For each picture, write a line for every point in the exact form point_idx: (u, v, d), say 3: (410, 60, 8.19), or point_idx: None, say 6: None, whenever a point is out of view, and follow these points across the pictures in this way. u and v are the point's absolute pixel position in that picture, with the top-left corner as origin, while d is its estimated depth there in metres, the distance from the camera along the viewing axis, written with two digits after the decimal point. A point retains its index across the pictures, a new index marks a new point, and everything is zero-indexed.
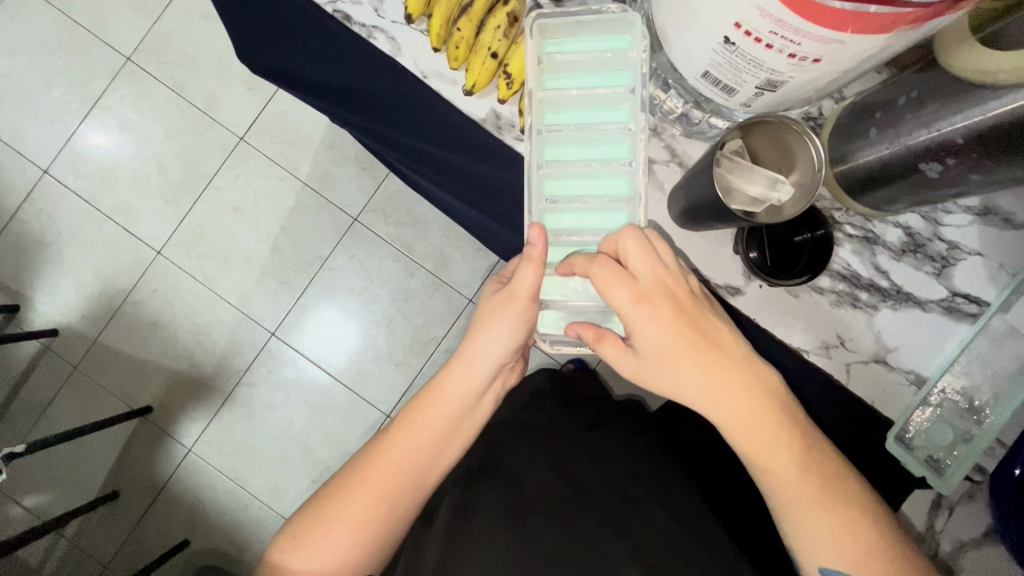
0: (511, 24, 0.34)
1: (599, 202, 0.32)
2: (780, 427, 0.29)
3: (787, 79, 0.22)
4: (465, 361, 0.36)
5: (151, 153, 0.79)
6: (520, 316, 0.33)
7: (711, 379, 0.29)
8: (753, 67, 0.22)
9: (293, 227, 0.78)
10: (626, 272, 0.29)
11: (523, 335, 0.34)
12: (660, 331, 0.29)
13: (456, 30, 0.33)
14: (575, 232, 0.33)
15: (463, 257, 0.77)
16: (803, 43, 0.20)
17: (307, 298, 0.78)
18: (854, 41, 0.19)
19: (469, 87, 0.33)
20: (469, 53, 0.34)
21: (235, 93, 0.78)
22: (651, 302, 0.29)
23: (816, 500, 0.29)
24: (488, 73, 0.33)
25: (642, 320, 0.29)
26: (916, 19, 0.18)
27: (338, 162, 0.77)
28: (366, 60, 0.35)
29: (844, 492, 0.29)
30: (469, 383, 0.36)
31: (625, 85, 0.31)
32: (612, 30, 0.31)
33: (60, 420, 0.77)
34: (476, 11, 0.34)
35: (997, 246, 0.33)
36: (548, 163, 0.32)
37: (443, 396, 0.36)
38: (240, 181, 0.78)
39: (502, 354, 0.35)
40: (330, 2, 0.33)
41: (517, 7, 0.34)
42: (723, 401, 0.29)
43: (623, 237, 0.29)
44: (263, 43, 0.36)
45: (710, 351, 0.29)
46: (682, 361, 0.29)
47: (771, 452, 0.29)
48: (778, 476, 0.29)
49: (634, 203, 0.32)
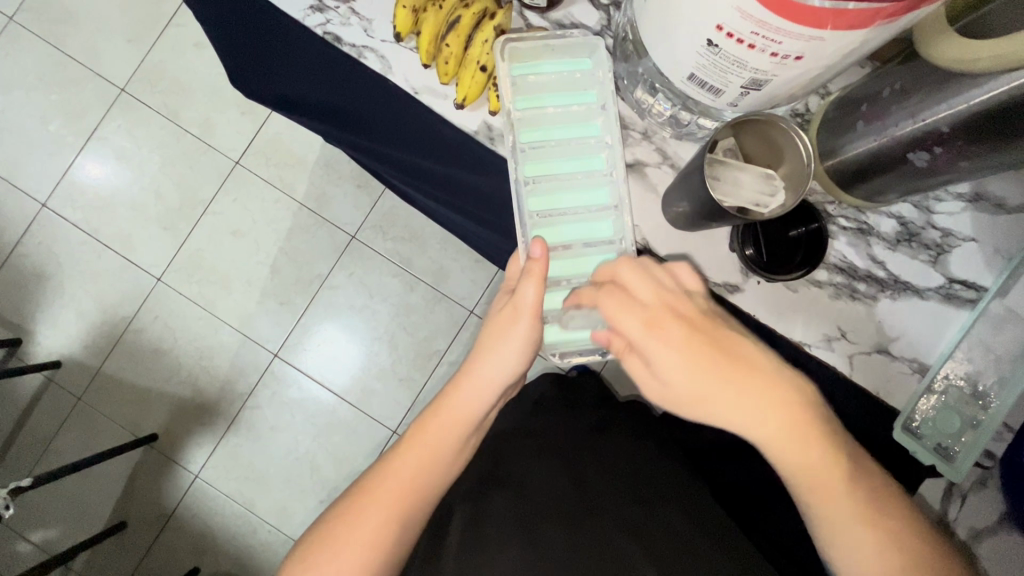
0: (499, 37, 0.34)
1: (584, 211, 0.34)
2: (821, 445, 0.27)
3: (771, 78, 0.23)
4: (467, 379, 0.36)
5: (148, 181, 0.79)
6: (525, 330, 0.33)
7: (744, 403, 0.27)
8: (737, 67, 0.22)
9: (292, 248, 0.78)
10: (621, 312, 0.28)
11: (533, 347, 0.34)
12: (678, 361, 0.27)
13: (445, 45, 0.33)
14: (571, 244, 0.34)
15: (462, 269, 0.77)
16: (784, 41, 0.20)
17: (308, 317, 0.78)
18: (833, 38, 0.19)
19: (460, 100, 0.34)
20: (458, 68, 0.34)
21: (229, 118, 0.79)
22: (662, 326, 0.28)
23: (861, 512, 0.28)
24: (479, 86, 0.34)
25: (658, 347, 0.27)
26: (891, 14, 0.18)
27: (334, 181, 0.78)
28: (359, 80, 0.35)
29: (885, 497, 0.28)
30: (475, 398, 0.36)
31: (595, 102, 0.34)
32: (572, 55, 0.34)
33: (64, 452, 0.77)
34: (463, 25, 0.33)
35: (990, 230, 0.33)
36: (536, 178, 0.33)
37: (453, 413, 0.36)
38: (237, 204, 0.79)
39: (514, 369, 0.35)
40: (319, 25, 0.34)
41: (502, 20, 0.34)
42: (752, 422, 0.27)
43: (616, 271, 0.29)
44: (256, 70, 0.36)
45: (738, 371, 0.27)
46: (708, 382, 0.27)
47: (817, 472, 0.27)
48: (824, 493, 0.28)
49: (617, 209, 0.34)
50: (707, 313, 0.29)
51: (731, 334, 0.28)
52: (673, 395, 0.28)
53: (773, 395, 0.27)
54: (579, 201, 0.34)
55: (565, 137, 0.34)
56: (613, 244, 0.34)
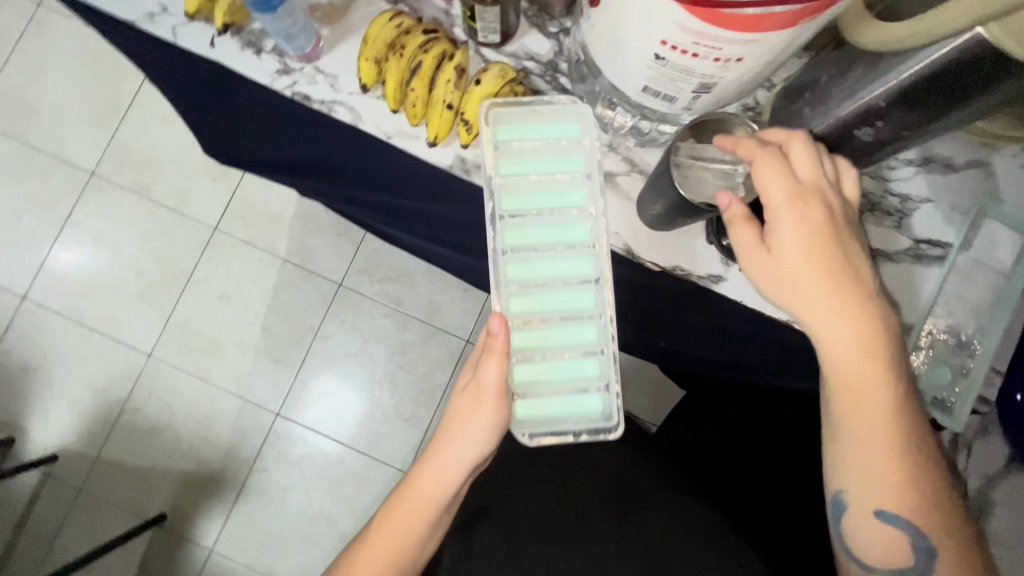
0: (460, 76, 0.35)
1: (566, 280, 0.34)
2: (889, 371, 0.28)
3: (717, 80, 0.25)
4: (433, 463, 0.34)
5: (128, 259, 0.79)
6: (488, 410, 0.32)
7: (843, 298, 0.28)
8: (685, 75, 0.24)
9: (281, 305, 0.78)
10: (770, 176, 0.28)
11: (497, 428, 0.33)
12: (795, 242, 0.28)
13: (411, 90, 0.35)
14: (547, 315, 0.34)
15: (453, 300, 0.78)
16: (723, 47, 0.22)
17: (306, 370, 0.78)
18: (765, 39, 0.21)
19: (432, 139, 0.36)
20: (426, 109, 0.36)
21: (203, 186, 0.80)
22: (800, 207, 0.28)
23: (892, 448, 0.28)
24: (447, 123, 0.35)
25: (788, 225, 0.28)
26: (813, 12, 0.20)
27: (314, 233, 0.79)
28: (327, 132, 0.37)
29: (917, 447, 0.29)
30: (441, 482, 0.34)
31: (581, 170, 0.34)
32: (563, 120, 0.34)
33: (70, 547, 0.75)
34: (425, 69, 0.35)
35: (943, 190, 0.35)
36: (513, 247, 0.34)
37: (419, 495, 0.34)
38: (221, 268, 0.79)
39: (479, 453, 0.33)
40: (288, 85, 0.36)
41: (461, 60, 0.36)
42: (845, 325, 0.28)
43: (789, 141, 0.29)
44: (227, 136, 0.38)
45: (846, 280, 0.28)
46: (815, 271, 0.28)
47: (870, 385, 0.28)
48: (867, 408, 0.28)
49: (598, 283, 0.34)
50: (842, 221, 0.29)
51: (855, 246, 0.29)
52: (774, 263, 0.28)
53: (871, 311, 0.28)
54: (558, 272, 0.34)
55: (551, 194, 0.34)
56: (594, 317, 0.35)
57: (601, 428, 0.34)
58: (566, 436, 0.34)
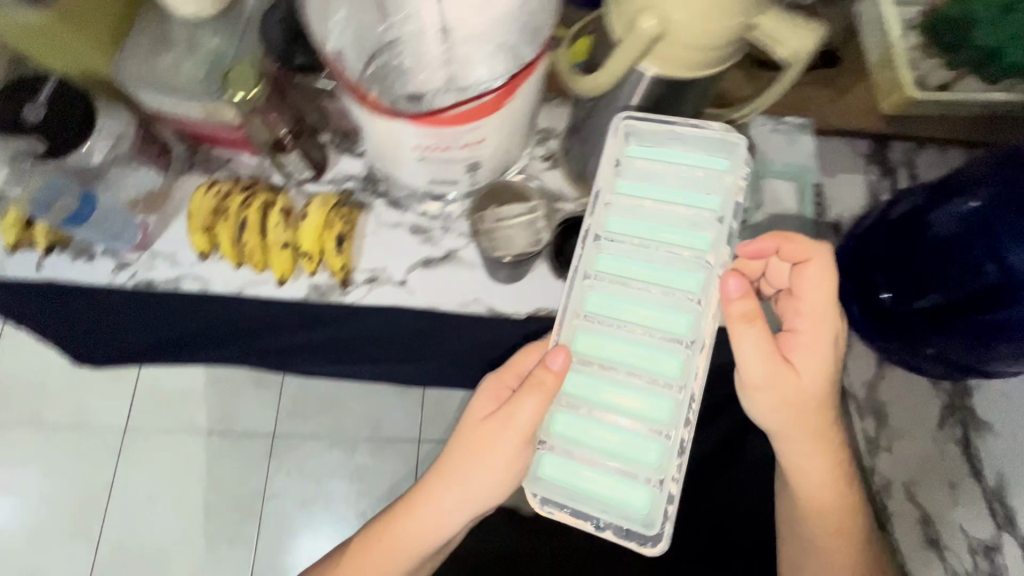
0: (284, 217, 0.44)
1: (648, 365, 0.35)
2: (836, 484, 0.41)
3: (475, 126, 0.37)
4: (425, 517, 0.40)
5: (36, 496, 0.73)
6: (493, 459, 0.36)
7: (809, 445, 0.39)
8: (457, 126, 0.36)
9: (217, 480, 0.74)
10: (746, 339, 0.34)
11: (499, 488, 0.37)
12: (775, 400, 0.37)
13: (243, 243, 0.44)
14: (630, 366, 0.35)
15: (391, 407, 0.76)
16: (468, 101, 0.35)
17: (264, 539, 0.73)
18: (484, 95, 0.35)
19: (280, 277, 0.45)
20: (264, 255, 0.45)
21: (100, 390, 0.76)
22: (754, 320, 0.34)
23: (833, 539, 0.42)
24: (287, 259, 0.44)
25: (748, 340, 0.34)
26: (500, 79, 0.35)
27: (230, 392, 0.76)
28: (186, 301, 0.45)
29: (851, 535, 0.42)
30: (435, 538, 0.40)
31: (714, 208, 0.36)
32: (709, 151, 0.36)
33: None
34: (251, 222, 0.44)
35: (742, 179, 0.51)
36: (596, 273, 0.36)
37: (414, 544, 0.40)
38: (143, 466, 0.74)
39: (464, 514, 0.39)
40: (130, 277, 0.45)
41: (281, 204, 0.44)
42: (814, 464, 0.40)
43: (810, 256, 0.36)
44: (94, 334, 0.45)
45: (818, 431, 0.39)
46: (801, 419, 0.38)
47: (818, 486, 0.41)
48: (815, 512, 0.41)
49: (690, 346, 0.35)
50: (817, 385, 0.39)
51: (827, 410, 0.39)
52: (756, 399, 0.38)
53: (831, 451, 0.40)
54: (633, 353, 0.35)
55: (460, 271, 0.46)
56: (671, 390, 0.35)
57: (641, 534, 0.34)
58: (586, 523, 0.35)
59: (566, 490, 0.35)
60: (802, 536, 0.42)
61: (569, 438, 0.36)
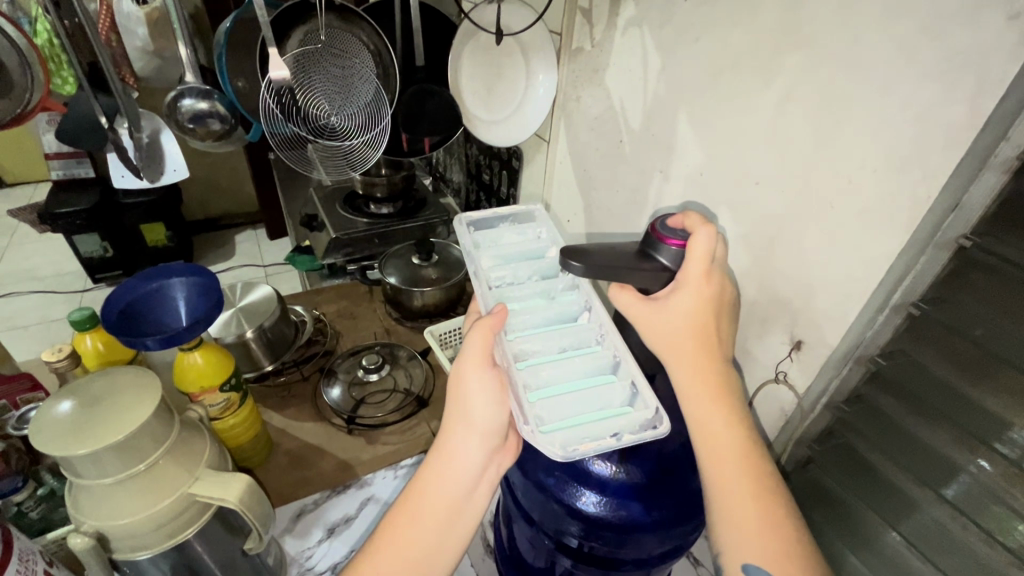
0: (222, 401, 0.74)
1: (573, 336, 0.63)
2: (750, 478, 0.46)
3: (487, 273, 0.68)
4: (468, 395, 0.54)
5: None
6: (683, 317, 0.50)
7: (736, 397, 0.49)
8: (482, 283, 0.66)
9: None
10: (694, 255, 0.50)
11: (691, 311, 0.50)
12: (689, 309, 0.50)
13: (196, 381, 0.72)
14: (575, 346, 0.63)
15: None
16: (478, 279, 0.67)
17: None
18: (494, 272, 0.68)
19: (228, 444, 0.78)
20: (192, 385, 0.72)
21: None
22: (681, 284, 0.50)
23: (763, 512, 0.45)
24: (254, 420, 0.81)
25: (674, 302, 0.50)
26: (479, 294, 0.66)
27: None
28: None
29: (781, 531, 0.44)
30: (462, 442, 0.54)
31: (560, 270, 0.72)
32: None
33: None
34: (211, 387, 0.73)
35: None
36: (563, 284, 0.69)
37: (461, 430, 0.54)
38: None
39: (678, 371, 0.50)
40: None
41: (230, 412, 0.76)
42: (715, 420, 0.47)
43: (699, 229, 0.51)
44: None
45: (729, 378, 0.49)
46: (717, 377, 0.49)
47: (723, 467, 0.46)
48: (724, 469, 0.46)
49: (601, 337, 0.63)
50: (721, 322, 0.51)
51: (728, 363, 0.50)
52: (677, 313, 0.50)
53: (747, 427, 0.48)
54: (566, 335, 0.63)
55: (509, 239, 0.74)
56: (608, 357, 0.61)
57: (651, 422, 0.54)
58: (619, 435, 0.53)
59: (574, 438, 0.53)
60: (712, 474, 0.46)
61: (550, 394, 0.57)
